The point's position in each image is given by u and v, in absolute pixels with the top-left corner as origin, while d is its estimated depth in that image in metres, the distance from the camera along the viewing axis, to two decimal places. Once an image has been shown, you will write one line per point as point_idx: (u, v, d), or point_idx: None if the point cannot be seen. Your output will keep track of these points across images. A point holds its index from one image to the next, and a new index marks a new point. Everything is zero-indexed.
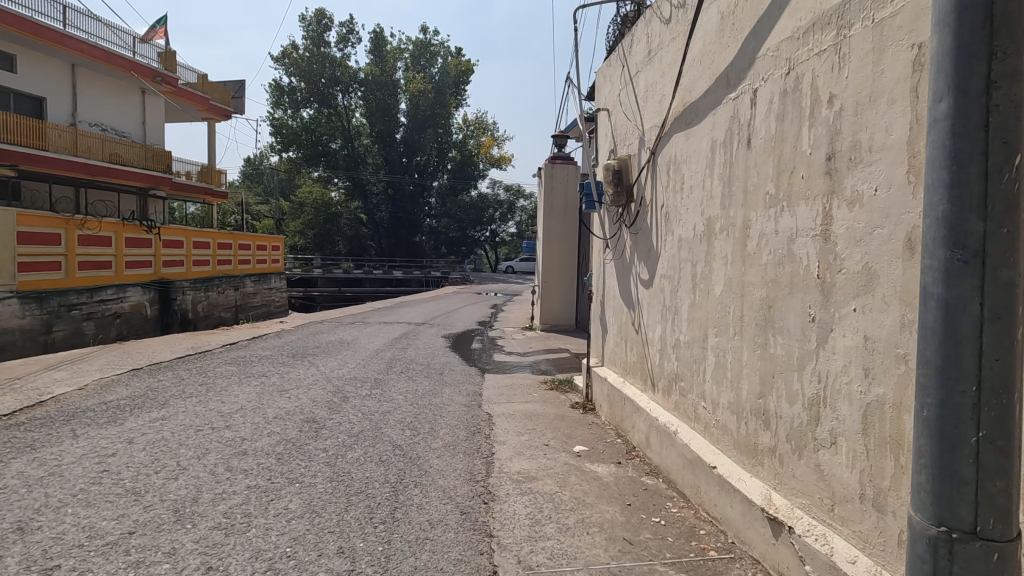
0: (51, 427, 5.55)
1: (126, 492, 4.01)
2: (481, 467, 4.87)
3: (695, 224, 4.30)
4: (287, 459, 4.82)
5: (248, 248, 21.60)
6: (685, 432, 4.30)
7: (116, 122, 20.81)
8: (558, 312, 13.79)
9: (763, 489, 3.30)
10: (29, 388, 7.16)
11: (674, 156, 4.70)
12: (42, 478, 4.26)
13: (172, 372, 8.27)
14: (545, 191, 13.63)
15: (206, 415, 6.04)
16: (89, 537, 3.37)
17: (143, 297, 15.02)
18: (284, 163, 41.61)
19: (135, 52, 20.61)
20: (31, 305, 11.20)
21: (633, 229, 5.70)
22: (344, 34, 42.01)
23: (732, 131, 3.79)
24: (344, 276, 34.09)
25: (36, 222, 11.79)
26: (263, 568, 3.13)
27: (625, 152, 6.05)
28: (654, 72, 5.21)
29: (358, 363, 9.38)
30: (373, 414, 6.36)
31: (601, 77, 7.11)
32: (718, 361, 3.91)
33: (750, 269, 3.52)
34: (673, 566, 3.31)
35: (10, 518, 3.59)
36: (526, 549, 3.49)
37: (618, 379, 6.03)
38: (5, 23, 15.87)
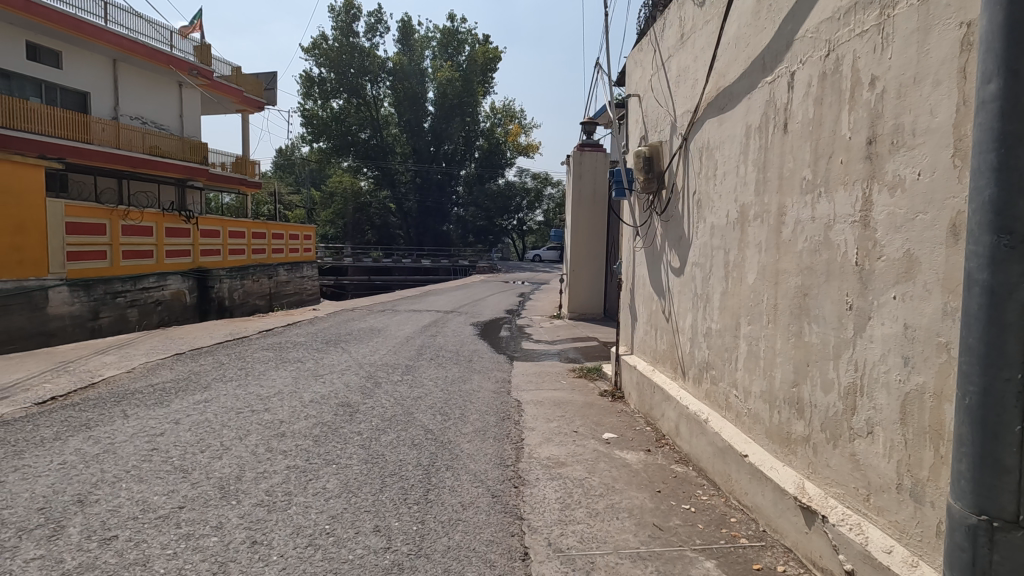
0: (103, 407, 5.85)
1: (174, 469, 4.22)
2: (510, 452, 4.95)
3: (728, 211, 4.24)
4: (323, 441, 4.99)
5: (281, 237, 22.11)
6: (716, 420, 4.28)
7: (156, 116, 21.47)
8: (586, 300, 13.75)
9: (796, 477, 3.28)
10: (82, 370, 7.56)
11: (707, 143, 4.63)
12: (98, 455, 4.51)
13: (212, 357, 8.59)
14: (574, 178, 13.55)
15: (246, 398, 6.27)
16: (143, 510, 3.57)
17: (183, 285, 15.56)
18: (314, 153, 42.25)
19: (172, 46, 21.11)
20: (80, 293, 11.73)
21: (663, 217, 5.65)
22: (372, 23, 42.16)
23: (768, 116, 3.72)
24: (373, 265, 34.60)
25: (84, 213, 12.27)
26: (304, 543, 3.27)
27: (656, 138, 5.98)
28: (687, 57, 5.13)
29: (389, 349, 9.58)
30: (405, 399, 6.50)
31: (631, 62, 7.01)
32: (750, 350, 3.87)
33: (785, 256, 3.47)
34: (703, 552, 3.33)
35: (71, 490, 3.83)
36: (557, 532, 3.56)
37: (648, 367, 6.02)
38: (52, 22, 16.50)
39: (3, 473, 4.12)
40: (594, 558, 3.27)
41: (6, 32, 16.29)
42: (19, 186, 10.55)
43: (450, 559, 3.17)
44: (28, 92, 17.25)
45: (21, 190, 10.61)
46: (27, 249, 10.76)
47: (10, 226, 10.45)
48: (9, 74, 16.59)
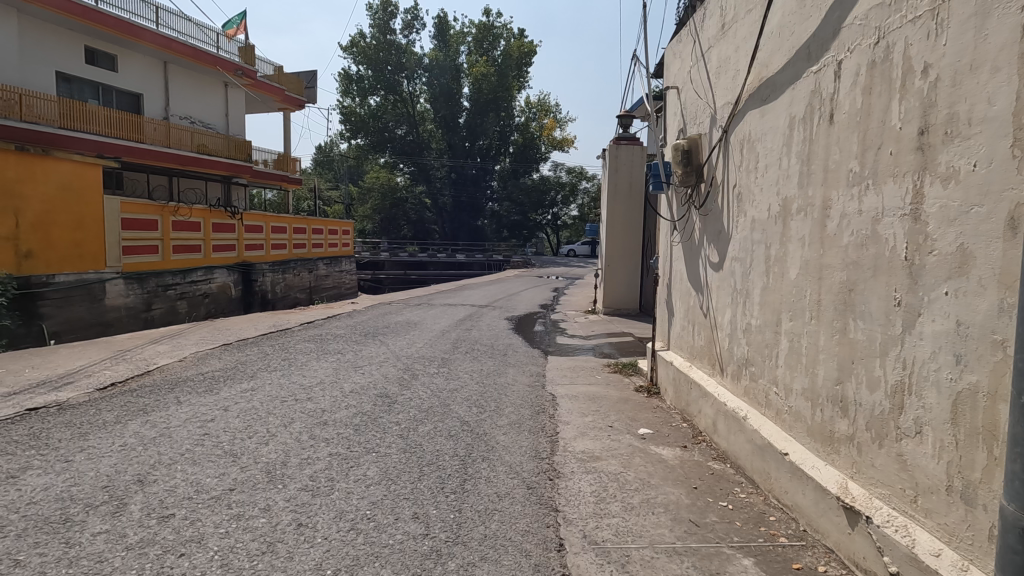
0: (158, 394, 6.17)
1: (225, 454, 4.43)
2: (545, 445, 4.99)
3: (770, 204, 4.15)
4: (363, 430, 5.14)
5: (321, 232, 22.67)
6: (755, 418, 4.21)
7: (203, 115, 22.28)
8: (622, 295, 13.65)
9: (838, 477, 3.21)
10: (138, 358, 7.99)
11: (748, 134, 4.54)
12: (154, 438, 4.77)
13: (258, 347, 8.94)
14: (610, 171, 13.43)
15: (290, 387, 6.50)
16: (197, 491, 3.77)
17: (229, 279, 16.14)
18: (352, 150, 43.07)
19: (219, 47, 21.86)
20: (134, 285, 12.36)
21: (702, 211, 5.56)
22: (409, 20, 42.62)
23: (813, 107, 3.63)
24: (409, 260, 35.13)
25: (138, 210, 12.88)
26: (347, 527, 3.39)
27: (695, 131, 5.88)
28: (728, 47, 5.03)
29: (425, 342, 9.75)
30: (441, 391, 6.63)
31: (669, 54, 6.91)
32: (792, 347, 3.79)
33: (830, 251, 3.38)
34: (741, 550, 3.30)
35: (131, 471, 4.07)
36: (592, 524, 3.58)
37: (685, 363, 5.94)
38: (108, 26, 17.31)
39: (70, 453, 4.41)
40: (629, 551, 3.28)
41: (66, 37, 17.24)
42: (78, 183, 11.16)
43: (487, 547, 3.25)
44: (86, 95, 18.20)
45: (81, 187, 11.24)
46: (87, 244, 11.39)
47: (72, 221, 11.08)
48: (69, 77, 17.55)
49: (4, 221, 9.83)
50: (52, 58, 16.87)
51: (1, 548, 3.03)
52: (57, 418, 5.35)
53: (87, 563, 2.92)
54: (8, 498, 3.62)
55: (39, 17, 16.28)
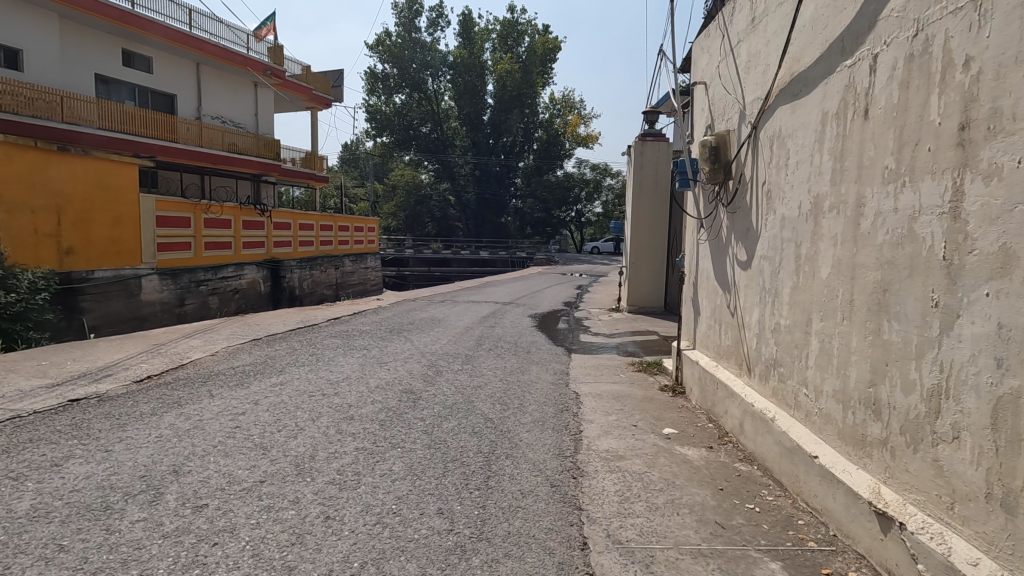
0: (191, 387, 6.35)
1: (255, 446, 4.55)
2: (569, 443, 4.98)
3: (801, 202, 4.06)
4: (389, 425, 5.21)
5: (347, 229, 22.98)
6: (784, 420, 4.13)
7: (233, 115, 22.78)
8: (647, 294, 13.50)
9: (871, 481, 3.13)
10: (173, 352, 8.24)
11: (779, 130, 4.45)
12: (188, 430, 4.91)
13: (286, 343, 9.13)
14: (635, 169, 13.29)
15: (317, 382, 6.62)
16: (229, 482, 3.88)
17: (258, 275, 16.51)
18: (378, 148, 43.50)
19: (249, 48, 22.29)
20: (168, 281, 12.73)
21: (730, 208, 5.47)
22: (434, 18, 42.81)
23: (847, 102, 3.53)
24: (433, 257, 35.38)
25: (172, 208, 13.22)
26: (373, 521, 3.45)
27: (723, 127, 5.79)
28: (758, 41, 4.92)
29: (450, 339, 9.81)
30: (465, 387, 6.68)
31: (696, 48, 6.80)
32: (823, 347, 3.71)
33: (863, 250, 3.30)
34: (768, 553, 3.25)
35: (167, 461, 4.21)
36: (616, 524, 3.57)
37: (711, 363, 5.86)
38: (144, 29, 17.84)
39: (109, 444, 4.57)
40: (653, 551, 3.26)
41: (104, 40, 17.81)
42: (116, 181, 11.55)
43: (511, 544, 3.27)
44: (123, 96, 18.80)
45: (118, 186, 11.62)
46: (124, 241, 11.76)
47: (110, 219, 11.46)
48: (108, 79, 18.14)
49: (47, 218, 10.25)
50: (91, 60, 17.45)
51: (47, 534, 3.16)
52: (97, 408, 5.56)
53: (126, 549, 3.02)
54: (52, 485, 3.78)
55: (80, 21, 16.90)
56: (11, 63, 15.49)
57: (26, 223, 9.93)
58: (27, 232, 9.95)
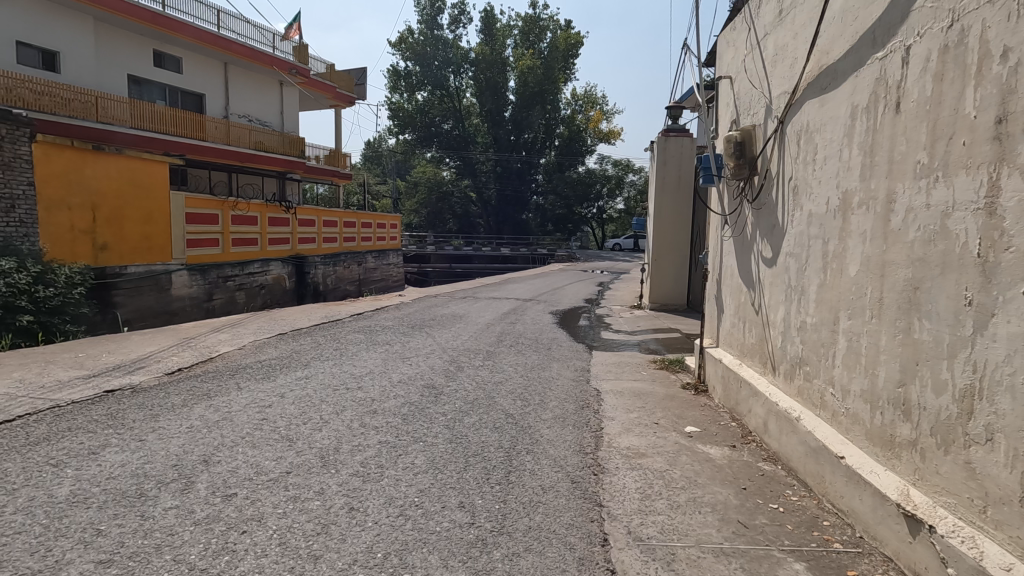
0: (220, 379, 6.52)
1: (282, 438, 4.65)
2: (590, 440, 4.98)
3: (829, 198, 3.98)
4: (411, 419, 5.28)
5: (369, 226, 23.23)
6: (809, 419, 4.07)
7: (259, 113, 23.18)
8: (669, 291, 13.36)
9: (899, 483, 3.07)
10: (202, 346, 8.45)
11: (806, 125, 4.36)
12: (218, 421, 5.05)
13: (311, 337, 9.30)
14: (658, 165, 13.16)
15: (341, 376, 6.74)
16: (257, 472, 3.98)
17: (283, 271, 16.81)
18: (400, 145, 43.85)
19: (275, 47, 22.64)
20: (197, 276, 13.05)
21: (755, 204, 5.39)
22: (456, 15, 42.89)
23: (877, 95, 3.46)
24: (454, 253, 35.57)
25: (201, 205, 13.50)
26: (396, 513, 3.50)
27: (749, 122, 5.69)
28: (786, 34, 4.83)
29: (470, 335, 9.87)
30: (486, 383, 6.73)
31: (721, 42, 6.70)
32: (850, 346, 3.65)
33: (894, 247, 3.22)
34: (792, 554, 3.22)
35: (197, 451, 4.33)
36: (637, 521, 3.56)
37: (735, 361, 5.79)
38: (176, 31, 18.27)
39: (143, 433, 4.72)
40: (675, 549, 3.25)
41: (136, 42, 18.28)
42: (148, 179, 11.88)
43: (531, 539, 3.29)
44: (155, 96, 19.29)
45: (150, 183, 11.95)
46: (155, 238, 12.08)
47: (142, 216, 11.79)
48: (140, 80, 18.63)
49: (82, 216, 10.64)
50: (124, 61, 17.94)
51: (86, 518, 3.29)
52: (131, 399, 5.75)
53: (159, 535, 3.13)
54: (90, 472, 3.92)
55: (114, 23, 17.40)
56: (49, 65, 16.05)
57: (63, 220, 10.36)
58: (63, 228, 10.38)
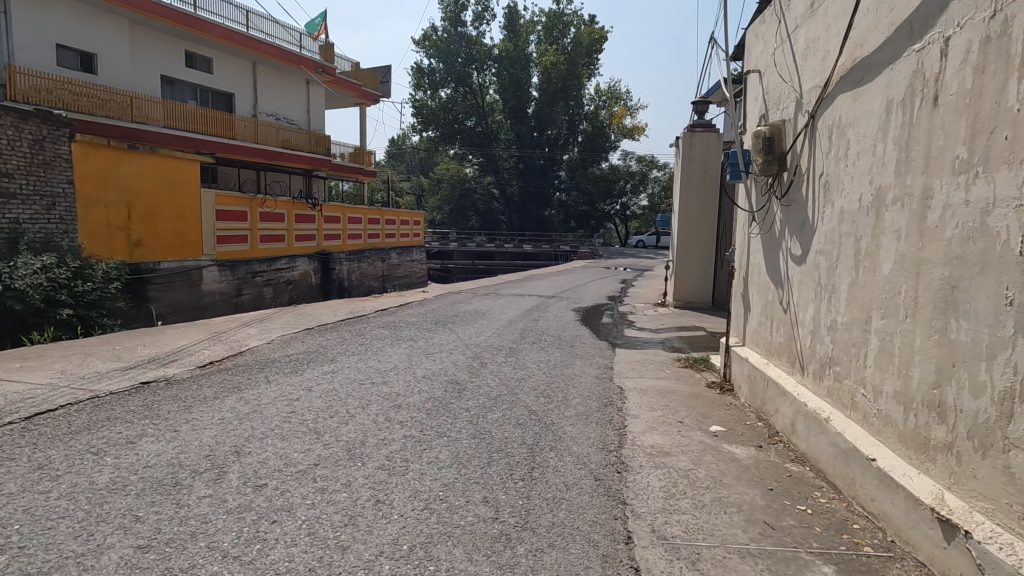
0: (250, 373, 6.68)
1: (310, 431, 4.75)
2: (613, 437, 4.97)
3: (862, 194, 3.89)
4: (435, 414, 5.34)
5: (393, 223, 23.45)
6: (839, 420, 3.99)
7: (286, 112, 23.57)
8: (694, 289, 13.20)
9: (934, 487, 2.99)
10: (232, 339, 8.67)
11: (839, 119, 4.26)
12: (248, 413, 5.18)
13: (337, 332, 9.45)
14: (683, 161, 12.97)
15: (367, 371, 6.84)
16: (286, 464, 4.07)
17: (309, 267, 17.10)
18: (423, 142, 44.16)
19: (302, 47, 22.97)
20: (227, 272, 13.35)
21: (784, 201, 5.29)
22: (479, 12, 42.91)
23: (914, 89, 3.36)
24: (477, 250, 35.73)
25: (230, 202, 13.80)
26: (421, 506, 3.56)
27: (778, 116, 5.58)
28: (818, 26, 4.72)
29: (493, 331, 9.92)
30: (509, 379, 6.77)
31: (750, 34, 6.57)
32: (883, 346, 3.56)
33: (930, 245, 3.14)
34: (820, 556, 3.17)
35: (230, 442, 4.46)
36: (661, 520, 3.55)
37: (762, 360, 5.70)
38: (206, 31, 18.67)
39: (177, 424, 4.87)
40: (699, 549, 3.23)
41: (168, 43, 18.76)
42: (180, 178, 12.19)
43: (555, 535, 3.30)
44: (186, 96, 19.77)
45: (182, 181, 12.25)
46: (187, 234, 12.40)
47: (174, 213, 12.10)
48: (172, 80, 19.13)
49: (118, 213, 10.98)
50: (157, 62, 18.43)
51: (125, 505, 3.41)
52: (165, 391, 5.92)
53: (194, 523, 3.23)
54: (128, 461, 4.07)
55: (147, 25, 17.88)
56: (87, 66, 16.60)
57: (100, 217, 10.70)
58: (100, 225, 10.72)
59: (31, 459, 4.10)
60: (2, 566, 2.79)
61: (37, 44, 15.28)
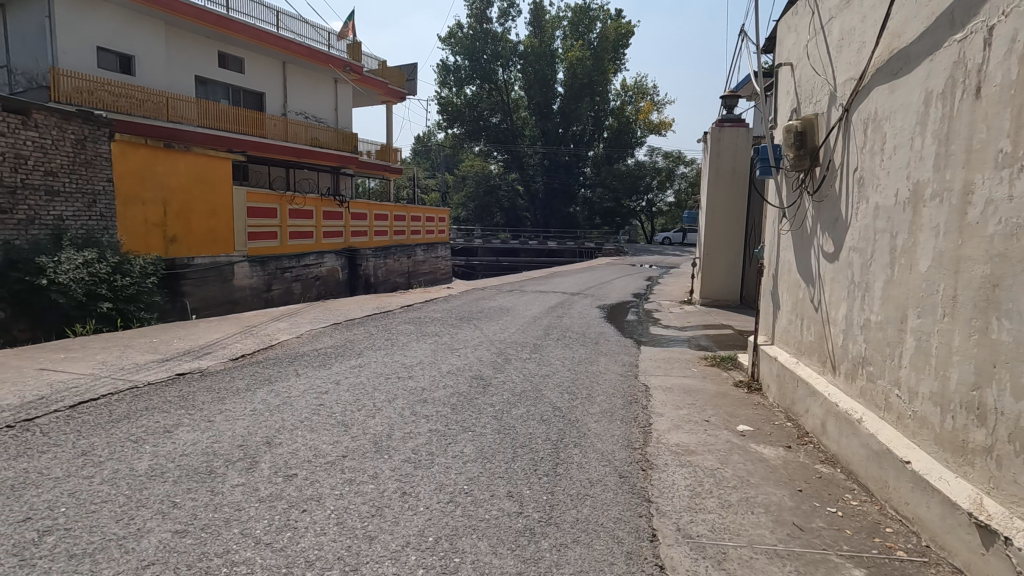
0: (281, 366, 6.84)
1: (338, 423, 4.85)
2: (638, 435, 4.94)
3: (898, 190, 3.78)
4: (460, 409, 5.39)
5: (419, 220, 23.63)
6: (871, 421, 3.90)
7: (315, 110, 23.95)
8: (721, 286, 13.02)
9: (972, 491, 2.90)
10: (263, 333, 8.89)
11: (875, 113, 4.15)
12: (279, 405, 5.31)
13: (363, 327, 9.59)
14: (711, 156, 12.79)
15: (393, 366, 6.93)
16: (315, 455, 4.17)
17: (337, 263, 17.38)
18: (449, 139, 44.36)
19: (330, 46, 23.30)
20: (257, 267, 13.66)
21: (816, 196, 5.18)
22: (505, 8, 42.88)
23: (956, 80, 3.25)
24: (501, 247, 35.78)
25: (260, 199, 14.11)
26: (446, 499, 3.60)
27: (811, 110, 5.45)
28: (853, 17, 4.59)
29: (518, 328, 9.93)
30: (534, 375, 6.78)
31: (782, 26, 6.43)
32: (919, 346, 3.46)
33: (970, 242, 3.04)
34: (851, 559, 3.11)
35: (262, 432, 4.58)
36: (686, 518, 3.52)
37: (791, 359, 5.59)
38: (238, 32, 19.07)
39: (211, 414, 5.02)
40: (725, 549, 3.19)
41: (202, 44, 19.25)
42: (214, 176, 12.55)
43: (579, 531, 3.31)
44: (219, 95, 20.27)
45: (216, 179, 12.61)
46: (220, 231, 12.76)
47: (208, 210, 12.46)
48: (206, 80, 19.63)
49: (155, 211, 11.37)
50: (192, 63, 18.93)
51: (163, 491, 3.54)
52: (199, 383, 6.11)
53: (228, 510, 3.34)
54: (166, 449, 4.22)
55: (183, 27, 18.37)
56: (126, 68, 17.14)
57: (138, 214, 11.09)
58: (138, 222, 11.10)
59: (75, 446, 4.28)
60: (50, 546, 2.93)
61: (80, 47, 15.84)
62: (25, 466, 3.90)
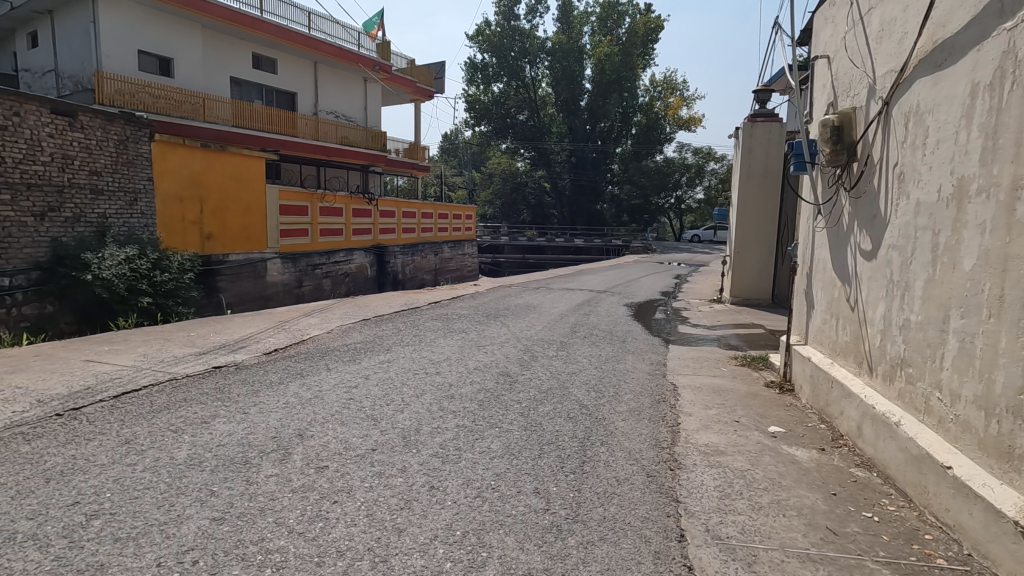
0: (313, 360, 6.99)
1: (367, 417, 4.94)
2: (665, 435, 4.89)
3: (941, 185, 3.65)
4: (486, 405, 5.42)
5: (446, 217, 23.75)
6: (911, 425, 3.77)
7: (344, 109, 24.31)
8: (753, 284, 12.77)
9: (1017, 499, 2.79)
10: (294, 328, 9.08)
11: (917, 106, 4.01)
12: (310, 399, 5.43)
13: (392, 323, 9.71)
14: (743, 151, 12.51)
15: (420, 362, 7.00)
16: (345, 448, 4.25)
17: (365, 260, 17.64)
18: (476, 137, 44.44)
19: (360, 45, 23.57)
20: (289, 264, 13.96)
21: (854, 193, 5.02)
22: (533, 5, 42.71)
23: (1005, 70, 3.11)
24: (527, 245, 35.76)
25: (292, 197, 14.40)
26: (474, 493, 3.64)
27: (849, 104, 5.28)
28: (895, 6, 4.44)
29: (544, 325, 9.92)
30: (561, 373, 6.77)
31: (819, 18, 6.24)
32: (962, 347, 3.34)
33: (1019, 239, 2.92)
34: (886, 565, 3.03)
35: (295, 425, 4.69)
36: (715, 519, 3.47)
37: (825, 360, 5.45)
38: (270, 33, 19.48)
39: (246, 407, 5.16)
40: (756, 551, 3.15)
41: (236, 45, 19.73)
42: (248, 175, 12.87)
43: (606, 529, 3.30)
44: (253, 96, 20.76)
45: (250, 179, 12.93)
46: (253, 228, 13.07)
47: (242, 208, 12.77)
48: (240, 81, 20.13)
49: (191, 208, 11.70)
50: (226, 64, 19.43)
51: (201, 480, 3.66)
52: (234, 376, 6.29)
53: (262, 499, 3.43)
54: (203, 439, 4.35)
55: (218, 30, 18.88)
56: (165, 70, 17.71)
57: (176, 211, 11.44)
58: (175, 219, 11.45)
59: (118, 434, 4.46)
60: (96, 529, 3.06)
61: (122, 51, 16.42)
62: (73, 453, 4.08)
